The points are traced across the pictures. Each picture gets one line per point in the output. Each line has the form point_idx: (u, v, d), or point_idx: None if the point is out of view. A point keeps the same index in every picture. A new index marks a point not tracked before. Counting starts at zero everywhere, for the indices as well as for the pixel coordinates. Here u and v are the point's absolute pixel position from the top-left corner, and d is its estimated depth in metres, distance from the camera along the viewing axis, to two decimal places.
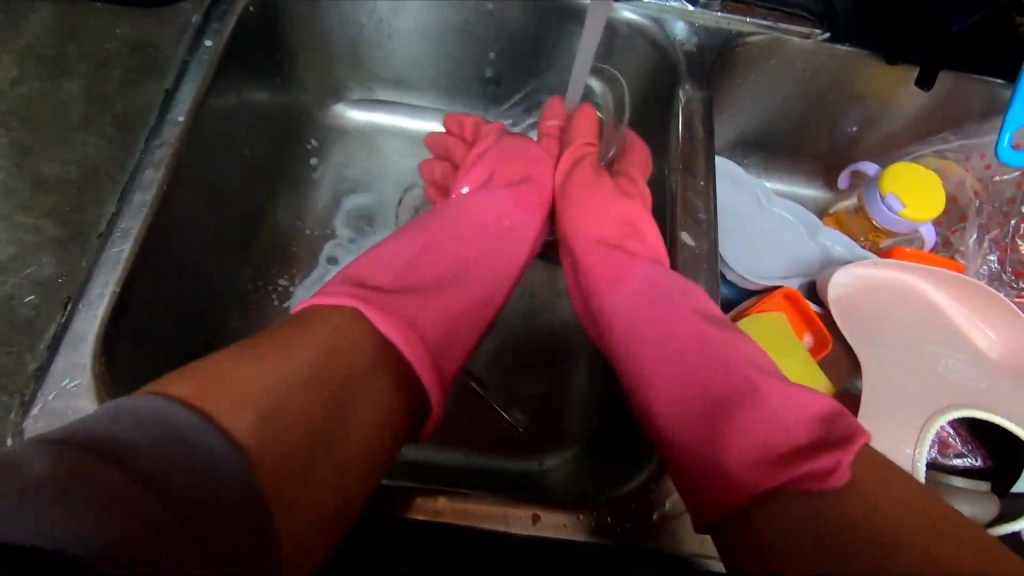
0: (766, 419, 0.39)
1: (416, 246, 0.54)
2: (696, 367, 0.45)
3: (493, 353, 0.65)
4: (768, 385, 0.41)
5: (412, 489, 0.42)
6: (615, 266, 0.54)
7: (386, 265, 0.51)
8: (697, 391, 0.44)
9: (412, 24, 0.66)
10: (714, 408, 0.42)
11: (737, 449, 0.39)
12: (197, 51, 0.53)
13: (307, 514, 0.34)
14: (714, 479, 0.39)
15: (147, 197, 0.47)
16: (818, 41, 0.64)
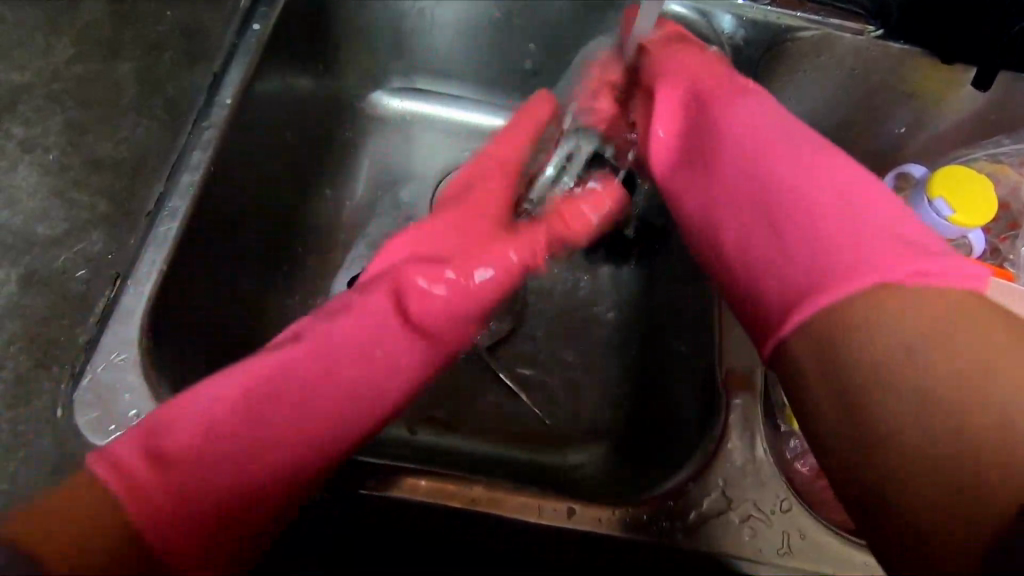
0: (889, 221, 0.38)
1: (300, 378, 0.42)
2: (812, 188, 0.42)
3: (524, 347, 0.65)
4: (884, 201, 0.40)
5: (408, 469, 0.42)
6: (723, 94, 0.51)
7: (257, 407, 0.40)
8: (814, 201, 0.41)
9: (453, 16, 0.66)
10: (835, 212, 0.40)
11: (863, 244, 0.37)
12: (245, 35, 0.54)
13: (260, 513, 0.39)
14: (840, 273, 0.36)
15: (193, 179, 0.48)
16: (871, 38, 0.63)
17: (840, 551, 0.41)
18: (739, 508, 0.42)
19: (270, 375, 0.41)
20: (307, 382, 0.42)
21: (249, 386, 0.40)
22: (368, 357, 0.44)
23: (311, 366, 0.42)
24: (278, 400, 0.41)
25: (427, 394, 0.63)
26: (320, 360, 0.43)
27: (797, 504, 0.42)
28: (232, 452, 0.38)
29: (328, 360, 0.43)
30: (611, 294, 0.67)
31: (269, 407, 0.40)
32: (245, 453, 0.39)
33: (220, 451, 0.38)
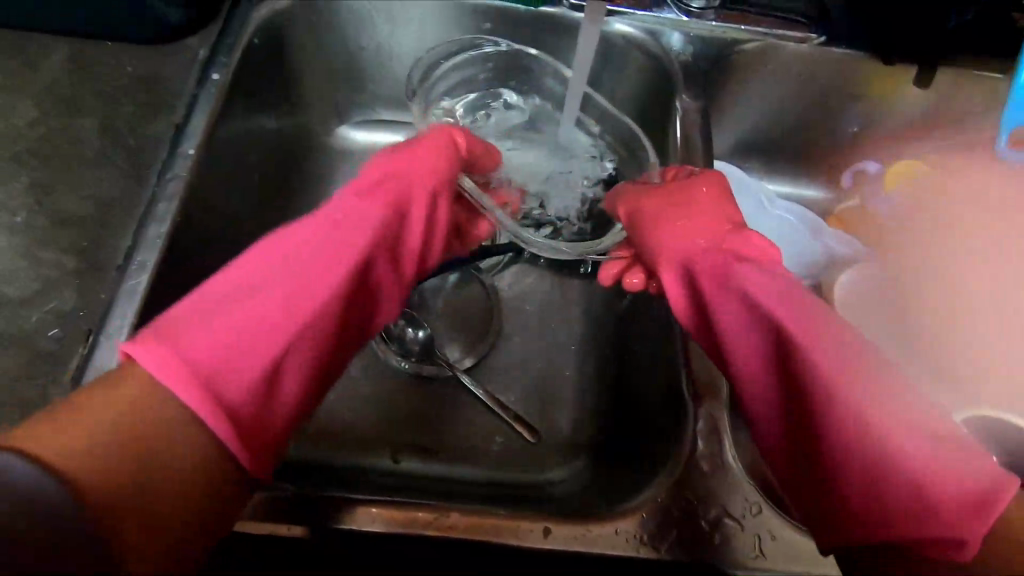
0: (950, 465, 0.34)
1: (238, 292, 0.39)
2: (837, 398, 0.37)
3: (501, 368, 0.66)
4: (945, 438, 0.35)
5: (383, 502, 0.43)
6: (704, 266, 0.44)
7: (200, 331, 0.36)
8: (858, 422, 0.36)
9: (413, 48, 0.67)
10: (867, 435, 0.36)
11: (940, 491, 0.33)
12: (204, 85, 0.55)
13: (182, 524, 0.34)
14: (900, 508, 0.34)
15: (160, 230, 0.48)
16: (814, 45, 0.65)
17: (814, 551, 0.42)
18: (709, 516, 0.43)
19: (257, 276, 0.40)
20: (294, 263, 0.41)
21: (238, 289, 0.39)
22: (335, 262, 0.41)
23: (264, 254, 0.41)
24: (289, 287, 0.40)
25: (410, 422, 0.64)
26: (269, 252, 0.41)
27: (767, 507, 0.43)
28: (254, 329, 0.37)
29: (288, 250, 0.41)
30: (583, 309, 0.68)
31: (250, 288, 0.39)
32: (272, 327, 0.38)
33: (223, 335, 0.36)
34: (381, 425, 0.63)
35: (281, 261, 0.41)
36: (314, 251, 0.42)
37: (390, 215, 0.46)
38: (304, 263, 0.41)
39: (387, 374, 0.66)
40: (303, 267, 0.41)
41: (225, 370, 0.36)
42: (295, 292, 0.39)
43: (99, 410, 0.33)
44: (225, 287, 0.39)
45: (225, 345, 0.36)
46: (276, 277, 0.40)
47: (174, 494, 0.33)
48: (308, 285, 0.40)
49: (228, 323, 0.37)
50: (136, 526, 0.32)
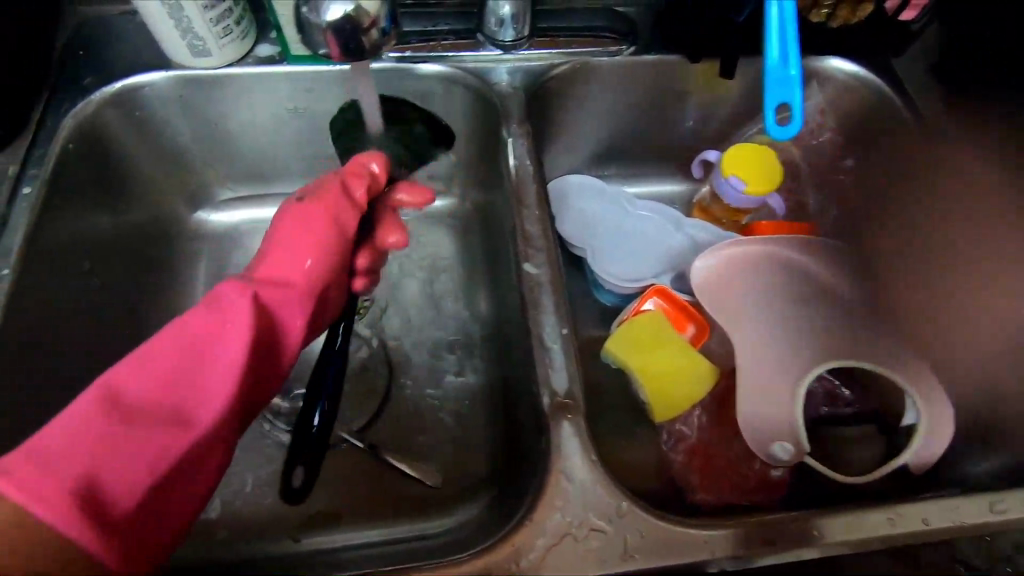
0: None
1: (91, 441, 0.38)
2: None
3: (390, 419, 0.66)
4: None
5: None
6: None
7: (41, 469, 0.36)
8: None
9: (246, 124, 0.68)
10: None
11: None
12: (17, 200, 0.54)
13: None
14: None
15: None
16: (627, 55, 0.69)
17: (680, 539, 0.43)
18: (580, 524, 0.43)
19: (108, 395, 0.41)
20: (195, 347, 0.44)
21: (55, 463, 0.37)
22: (169, 388, 0.42)
23: (116, 372, 0.42)
24: (192, 387, 0.43)
25: (311, 494, 0.62)
26: (156, 356, 0.43)
27: (633, 506, 0.44)
28: (89, 448, 0.38)
29: (155, 365, 0.43)
30: (463, 345, 0.70)
31: (154, 404, 0.42)
32: (116, 455, 0.39)
33: (73, 446, 0.38)
34: (280, 507, 0.62)
35: (126, 400, 0.41)
36: (177, 380, 0.43)
37: (312, 267, 0.50)
38: (163, 393, 0.42)
39: (277, 454, 0.64)
40: (167, 399, 0.42)
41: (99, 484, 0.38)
42: (176, 407, 0.42)
43: None
44: (45, 451, 0.37)
45: (69, 454, 0.38)
46: (149, 406, 0.42)
47: None
48: (189, 396, 0.43)
49: (76, 449, 0.38)
50: None
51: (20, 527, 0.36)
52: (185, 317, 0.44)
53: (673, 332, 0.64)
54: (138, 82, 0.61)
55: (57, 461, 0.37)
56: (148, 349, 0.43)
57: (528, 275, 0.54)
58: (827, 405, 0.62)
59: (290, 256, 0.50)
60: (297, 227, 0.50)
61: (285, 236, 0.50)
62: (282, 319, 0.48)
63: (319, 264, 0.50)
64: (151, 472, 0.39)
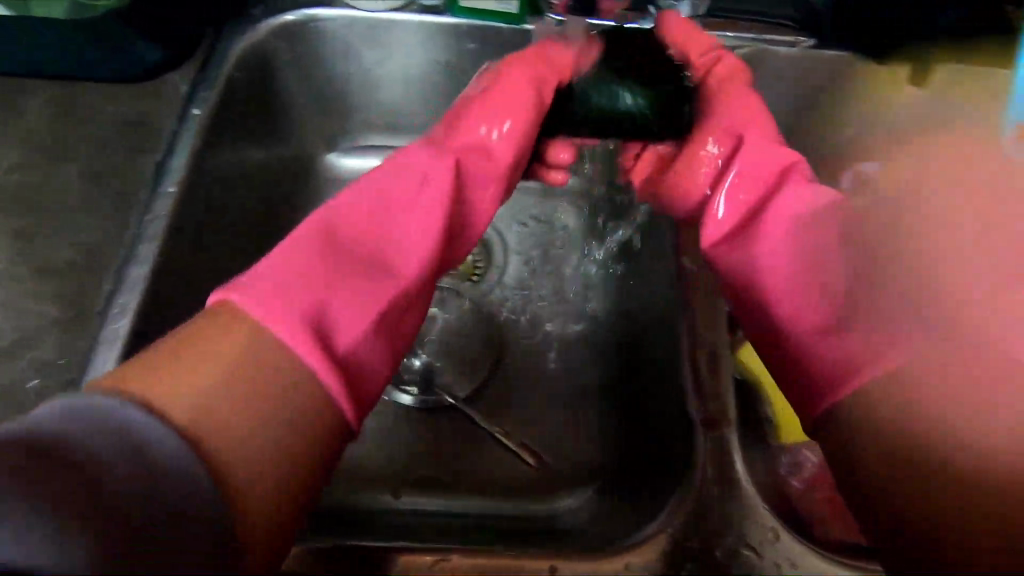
0: None
1: (312, 249, 0.44)
2: None
3: (498, 391, 0.65)
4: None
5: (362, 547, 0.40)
6: None
7: (261, 295, 0.39)
8: None
9: (396, 72, 0.67)
10: None
11: None
12: (185, 120, 0.54)
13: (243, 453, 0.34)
14: None
15: (143, 272, 0.47)
16: (804, 49, 0.63)
17: None
18: (725, 543, 0.41)
19: (321, 242, 0.44)
20: (374, 213, 0.47)
21: (277, 286, 0.40)
22: (398, 203, 0.48)
23: (327, 211, 0.47)
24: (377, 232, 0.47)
25: (414, 454, 0.62)
26: (387, 188, 0.48)
27: (785, 533, 0.41)
28: (299, 274, 0.42)
29: (356, 214, 0.47)
30: (580, 330, 0.67)
31: (374, 240, 0.46)
32: (330, 300, 0.41)
33: (281, 275, 0.41)
34: (384, 461, 0.61)
35: (345, 255, 0.45)
36: (386, 224, 0.47)
37: (462, 151, 0.52)
38: (403, 225, 0.47)
39: (384, 410, 0.64)
40: (399, 237, 0.47)
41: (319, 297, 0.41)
42: (403, 228, 0.47)
43: (191, 363, 0.36)
44: (266, 283, 0.40)
45: (280, 286, 0.40)
46: (372, 226, 0.47)
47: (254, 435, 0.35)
48: (400, 209, 0.48)
49: (286, 271, 0.42)
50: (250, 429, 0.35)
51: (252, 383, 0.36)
52: (397, 163, 0.49)
53: None
54: (307, 15, 0.61)
55: (264, 291, 0.40)
56: (330, 213, 0.47)
57: None
58: None
59: (469, 150, 0.52)
60: (462, 111, 0.54)
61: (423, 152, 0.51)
62: (498, 134, 0.52)
63: (525, 115, 0.52)
64: (360, 325, 0.42)
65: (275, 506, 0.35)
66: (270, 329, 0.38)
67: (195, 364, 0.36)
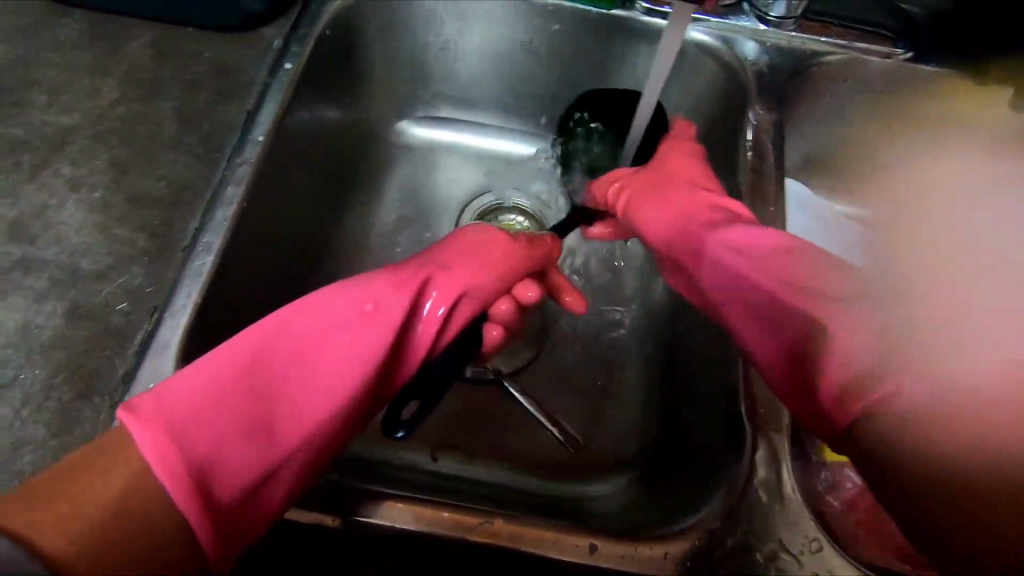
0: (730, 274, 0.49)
1: (236, 381, 0.39)
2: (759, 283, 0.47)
3: (542, 372, 0.66)
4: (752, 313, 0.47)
5: (382, 493, 0.42)
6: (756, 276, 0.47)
7: (172, 407, 0.36)
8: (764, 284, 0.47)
9: (478, 45, 0.68)
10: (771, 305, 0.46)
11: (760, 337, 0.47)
12: (277, 73, 0.56)
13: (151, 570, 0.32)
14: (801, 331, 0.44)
15: (228, 214, 0.50)
16: (899, 61, 0.61)
17: None
18: (766, 549, 0.41)
19: (240, 369, 0.39)
20: (319, 336, 0.43)
21: (191, 404, 0.36)
22: (332, 344, 0.43)
23: (285, 342, 0.42)
24: (304, 366, 0.42)
25: (454, 423, 0.63)
26: (333, 327, 0.43)
27: (827, 546, 0.41)
28: (206, 399, 0.37)
29: (296, 343, 0.42)
30: (629, 322, 0.68)
31: (314, 352, 0.42)
32: (238, 435, 0.37)
33: (204, 390, 0.37)
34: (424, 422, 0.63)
35: (262, 376, 0.40)
36: (321, 347, 0.42)
37: (465, 268, 0.49)
38: (340, 340, 0.43)
39: None
40: (339, 346, 0.43)
41: (218, 437, 0.36)
42: (336, 357, 0.42)
43: (97, 485, 0.31)
44: (168, 397, 0.36)
45: (197, 410, 0.36)
46: (307, 342, 0.43)
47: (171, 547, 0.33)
48: (324, 364, 0.42)
49: (198, 399, 0.37)
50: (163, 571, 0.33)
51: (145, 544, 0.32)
52: (370, 284, 0.46)
53: None
54: None
55: (190, 403, 0.36)
56: (262, 333, 0.42)
57: None
58: None
59: (453, 271, 0.49)
60: (474, 241, 0.51)
61: (462, 270, 0.49)
62: (473, 297, 0.49)
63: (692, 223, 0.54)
64: (254, 462, 0.37)
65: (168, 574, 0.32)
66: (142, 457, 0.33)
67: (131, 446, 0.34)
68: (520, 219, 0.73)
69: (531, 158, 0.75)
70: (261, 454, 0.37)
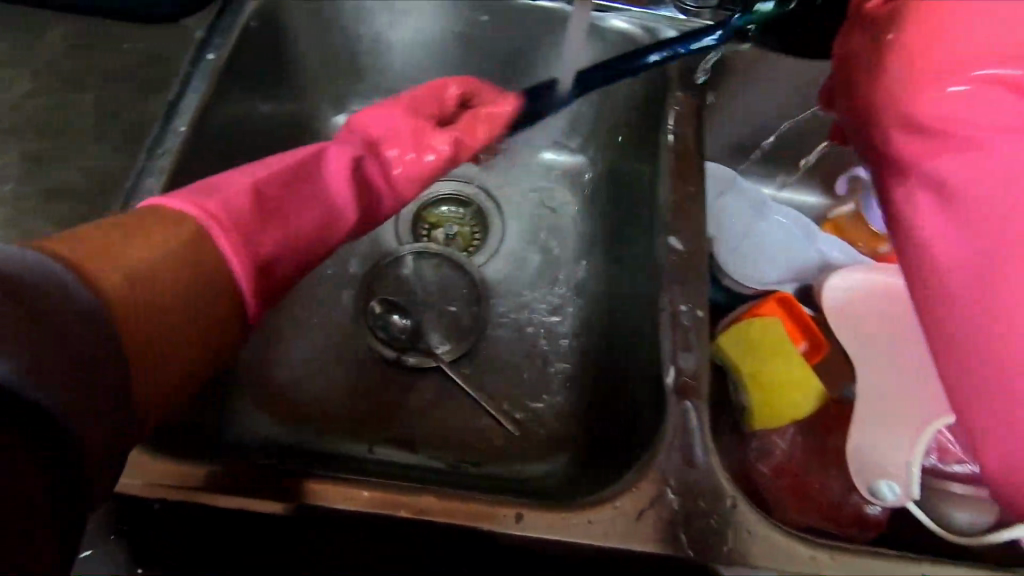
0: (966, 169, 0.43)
1: (247, 190, 0.50)
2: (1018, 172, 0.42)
3: (482, 358, 0.67)
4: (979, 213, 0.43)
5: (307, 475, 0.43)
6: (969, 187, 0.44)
7: (223, 197, 0.48)
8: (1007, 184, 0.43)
9: (410, 38, 0.68)
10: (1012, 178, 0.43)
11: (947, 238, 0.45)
12: (200, 64, 0.55)
13: (167, 376, 0.40)
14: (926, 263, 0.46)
15: (147, 204, 0.49)
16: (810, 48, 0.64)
17: (784, 546, 0.42)
18: (683, 506, 0.43)
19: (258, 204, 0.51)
20: (307, 188, 0.55)
21: (225, 202, 0.48)
22: (304, 173, 0.56)
23: (257, 189, 0.51)
24: (288, 210, 0.53)
25: (395, 412, 0.63)
26: (309, 170, 0.56)
27: (742, 503, 0.43)
28: (235, 212, 0.48)
29: (268, 183, 0.53)
30: (567, 307, 0.69)
31: (289, 200, 0.53)
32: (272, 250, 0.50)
33: (235, 199, 0.49)
34: (364, 412, 0.63)
35: (259, 206, 0.50)
36: (300, 196, 0.54)
37: (401, 119, 0.63)
38: (321, 187, 0.56)
39: (368, 366, 0.65)
40: (317, 192, 0.56)
41: (244, 226, 0.48)
42: (313, 202, 0.55)
43: (131, 252, 0.40)
44: (214, 203, 0.47)
45: (241, 198, 0.49)
46: (285, 189, 0.53)
47: (186, 344, 0.41)
48: (305, 211, 0.54)
49: (232, 199, 0.49)
50: (147, 366, 0.39)
51: (157, 304, 0.40)
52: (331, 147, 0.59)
53: (782, 342, 0.61)
54: None
55: (228, 212, 0.48)
56: (240, 177, 0.51)
57: (673, 250, 0.53)
58: (935, 459, 0.56)
59: (398, 133, 0.63)
60: (405, 103, 0.64)
61: (399, 125, 0.63)
62: (420, 157, 0.63)
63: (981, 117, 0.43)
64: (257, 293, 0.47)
65: (171, 353, 0.40)
66: (208, 231, 0.45)
67: (150, 230, 0.42)
68: (460, 209, 0.75)
69: None
70: (256, 285, 0.47)
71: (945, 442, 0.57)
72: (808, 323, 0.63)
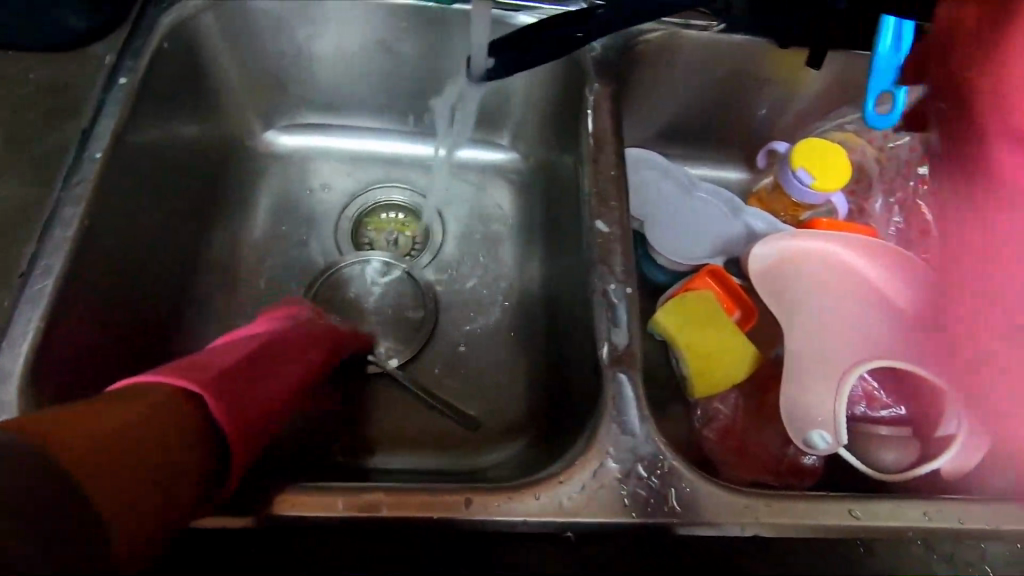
0: None
1: (230, 358, 0.43)
2: None
3: (431, 356, 0.68)
4: None
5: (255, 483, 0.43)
6: None
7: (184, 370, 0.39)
8: None
9: (331, 50, 0.69)
10: None
11: None
12: (112, 89, 0.55)
13: (133, 504, 0.30)
14: None
15: (67, 233, 0.48)
16: (715, 32, 0.67)
17: (719, 499, 0.44)
18: (624, 473, 0.45)
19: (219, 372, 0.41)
20: (279, 350, 0.48)
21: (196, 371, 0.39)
22: (286, 342, 0.49)
23: (237, 357, 0.43)
24: (245, 381, 0.42)
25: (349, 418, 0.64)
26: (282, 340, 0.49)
27: (677, 463, 0.46)
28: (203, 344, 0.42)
29: (230, 346, 0.45)
30: (511, 298, 0.71)
31: (246, 368, 0.43)
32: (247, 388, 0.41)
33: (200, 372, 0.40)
34: None
35: (224, 372, 0.41)
36: (266, 357, 0.46)
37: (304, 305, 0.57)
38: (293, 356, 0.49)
39: None
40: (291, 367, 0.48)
41: (234, 412, 0.39)
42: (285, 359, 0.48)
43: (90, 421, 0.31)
44: (192, 372, 0.39)
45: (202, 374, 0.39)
46: (252, 368, 0.44)
47: (147, 472, 0.32)
48: (260, 379, 0.44)
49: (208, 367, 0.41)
50: (115, 480, 0.30)
51: (131, 504, 0.30)
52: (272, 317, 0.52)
53: (719, 315, 0.64)
54: None
55: (202, 370, 0.40)
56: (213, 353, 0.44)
57: (599, 232, 0.55)
58: (864, 407, 0.60)
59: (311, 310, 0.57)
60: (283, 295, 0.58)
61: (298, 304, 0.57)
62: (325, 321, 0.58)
63: None
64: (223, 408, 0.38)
65: (125, 494, 0.30)
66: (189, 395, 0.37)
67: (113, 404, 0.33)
68: (398, 214, 0.76)
69: (403, 155, 0.77)
70: (247, 420, 0.39)
71: (872, 389, 0.62)
72: (740, 294, 0.66)
